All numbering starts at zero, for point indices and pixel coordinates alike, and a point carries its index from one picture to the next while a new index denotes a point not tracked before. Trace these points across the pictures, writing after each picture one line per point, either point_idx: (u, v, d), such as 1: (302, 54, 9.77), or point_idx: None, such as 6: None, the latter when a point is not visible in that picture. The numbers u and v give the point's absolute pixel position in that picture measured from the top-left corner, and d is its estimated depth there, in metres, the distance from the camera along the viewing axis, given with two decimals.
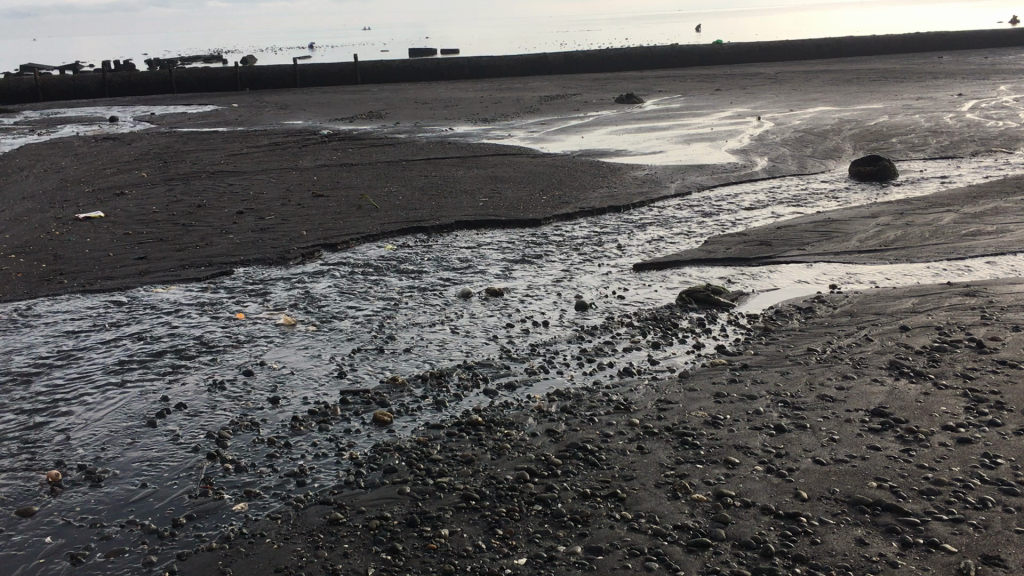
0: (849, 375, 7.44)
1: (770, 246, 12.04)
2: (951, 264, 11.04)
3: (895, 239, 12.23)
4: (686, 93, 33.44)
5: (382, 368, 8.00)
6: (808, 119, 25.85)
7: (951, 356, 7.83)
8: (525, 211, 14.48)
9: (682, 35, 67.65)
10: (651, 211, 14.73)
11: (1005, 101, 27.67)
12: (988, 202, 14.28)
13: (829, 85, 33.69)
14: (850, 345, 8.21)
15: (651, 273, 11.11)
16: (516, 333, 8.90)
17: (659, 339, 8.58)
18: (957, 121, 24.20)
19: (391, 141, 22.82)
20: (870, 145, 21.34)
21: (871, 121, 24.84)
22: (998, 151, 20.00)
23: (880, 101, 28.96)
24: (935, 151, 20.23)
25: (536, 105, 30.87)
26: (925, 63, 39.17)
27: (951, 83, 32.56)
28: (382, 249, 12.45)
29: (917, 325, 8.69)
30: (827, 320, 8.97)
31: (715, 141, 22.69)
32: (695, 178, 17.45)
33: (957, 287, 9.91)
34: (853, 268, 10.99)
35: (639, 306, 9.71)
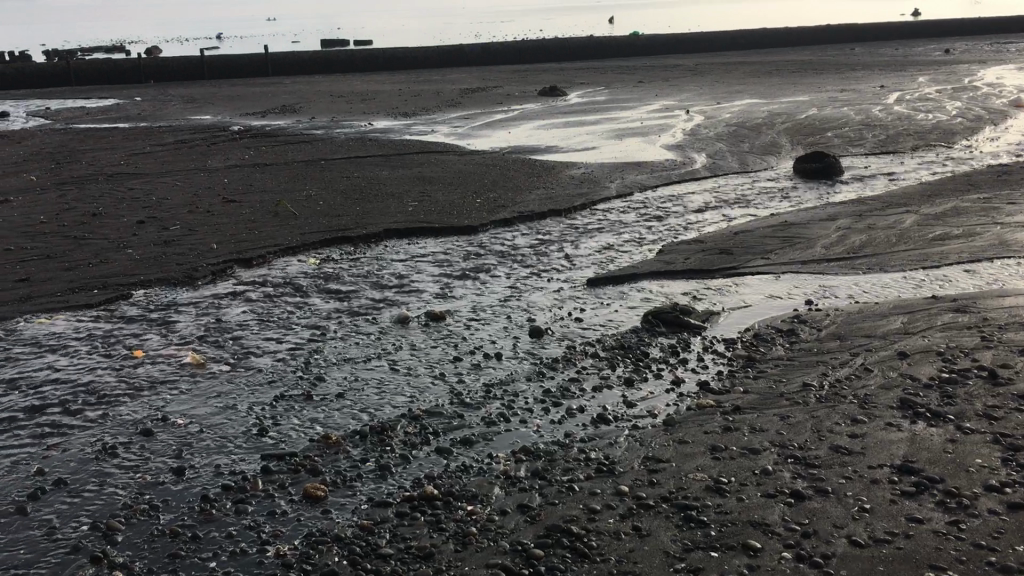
0: (859, 418, 6.44)
1: (731, 255, 11.06)
2: (927, 273, 10.20)
3: (862, 245, 11.38)
4: (609, 85, 32.54)
5: (311, 420, 6.66)
6: (737, 112, 25.15)
7: (965, 389, 6.90)
8: (459, 217, 13.23)
9: (593, 26, 66.81)
10: (597, 216, 13.62)
11: (928, 91, 27.49)
12: (945, 202, 13.60)
13: (752, 76, 33.24)
14: (848, 377, 7.23)
15: (606, 289, 10.01)
16: (466, 370, 7.68)
17: (632, 374, 7.45)
18: (887, 113, 23.74)
19: (307, 137, 21.27)
20: (807, 140, 20.66)
21: (801, 114, 24.28)
22: (936, 144, 19.53)
23: (805, 93, 28.50)
24: (874, 145, 19.66)
25: (457, 98, 29.55)
26: (840, 54, 39.13)
27: (871, 74, 32.38)
28: (303, 263, 11.06)
29: (916, 351, 7.76)
30: (814, 345, 7.99)
31: (648, 136, 21.74)
32: (636, 177, 16.42)
33: (945, 301, 9.07)
34: (826, 280, 10.08)
35: (601, 331, 8.58)
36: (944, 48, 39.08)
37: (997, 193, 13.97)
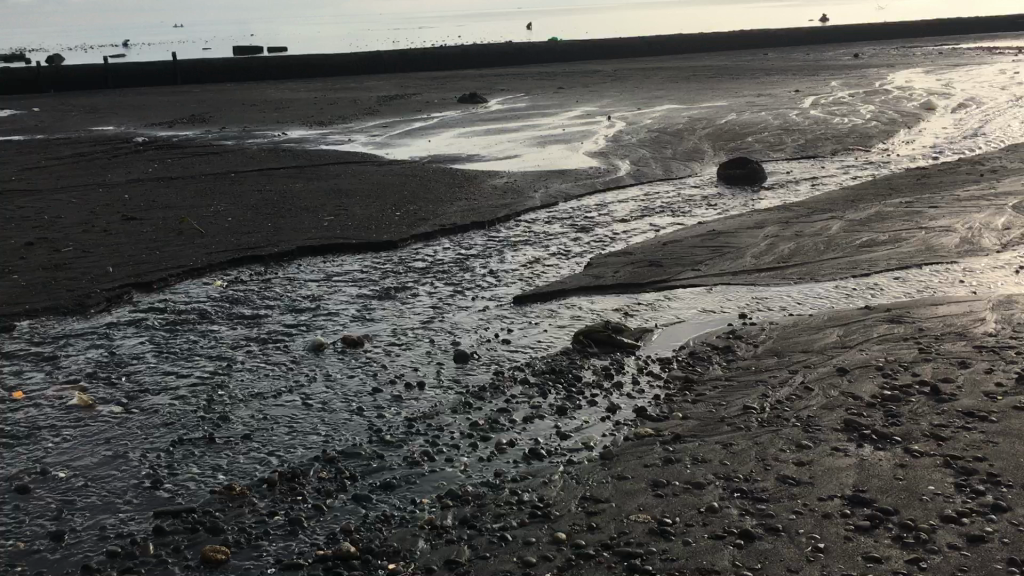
0: (805, 443, 6.09)
1: (660, 267, 10.72)
2: (858, 282, 10.00)
3: (791, 254, 11.16)
4: (529, 91, 32.20)
5: (213, 468, 6.05)
6: (658, 117, 25.02)
7: (910, 407, 6.61)
8: (377, 232, 12.63)
9: (509, 32, 66.48)
10: (521, 228, 13.17)
11: (842, 95, 27.82)
12: (869, 207, 13.51)
13: (670, 82, 33.31)
14: (789, 399, 6.89)
15: (534, 306, 9.55)
16: (386, 403, 7.12)
17: (564, 401, 7.00)
18: (804, 118, 23.86)
19: (217, 149, 20.37)
20: (728, 145, 20.57)
21: (721, 119, 24.26)
22: (855, 148, 19.62)
23: (723, 98, 28.59)
24: (794, 150, 19.67)
25: (374, 106, 28.84)
26: (754, 59, 39.54)
27: (786, 79, 32.69)
28: (210, 286, 10.34)
29: (856, 366, 7.48)
30: (752, 363, 7.65)
31: (569, 143, 21.41)
32: (559, 186, 16.03)
33: (880, 311, 8.84)
34: (759, 292, 9.79)
35: (530, 353, 8.11)
36: (852, 53, 39.79)
37: (918, 197, 13.96)
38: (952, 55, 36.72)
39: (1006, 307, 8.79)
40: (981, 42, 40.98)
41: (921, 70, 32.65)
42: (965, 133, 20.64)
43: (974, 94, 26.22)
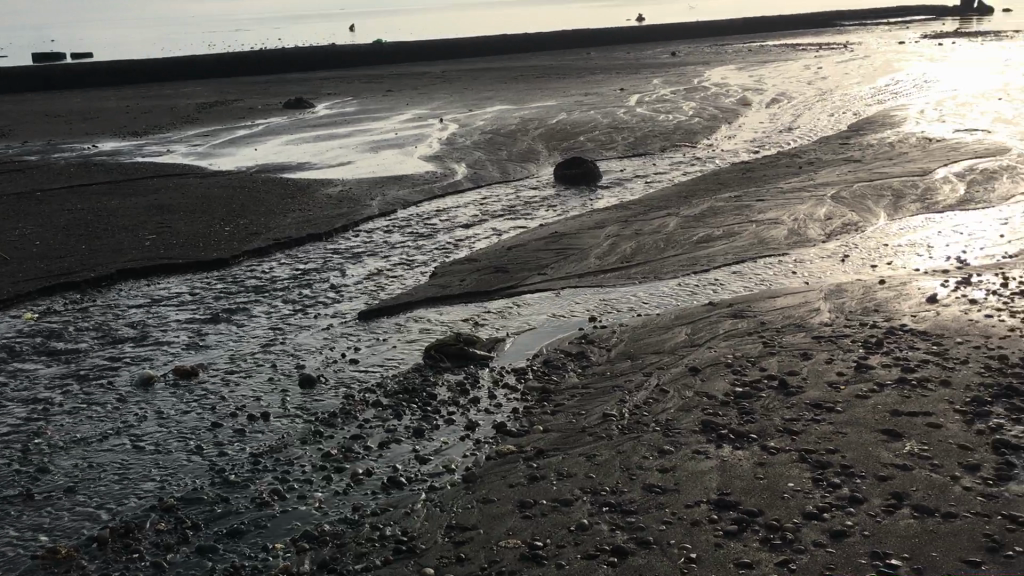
0: (666, 449, 6.06)
1: (506, 272, 10.59)
2: (698, 279, 10.20)
3: (633, 253, 11.29)
4: (357, 94, 31.56)
5: (33, 530, 5.42)
6: (490, 119, 25.03)
7: (763, 403, 6.72)
8: (206, 249, 11.91)
9: (333, 35, 65.19)
10: (360, 238, 12.75)
11: (665, 92, 28.73)
12: (701, 202, 13.89)
13: (499, 82, 33.47)
14: (646, 403, 6.87)
15: (380, 321, 9.20)
16: (228, 438, 6.62)
17: (420, 422, 6.71)
18: (631, 116, 24.45)
19: (20, 165, 18.80)
20: (561, 145, 20.77)
21: (552, 118, 24.52)
22: (682, 145, 20.24)
23: (552, 97, 28.94)
24: (625, 148, 20.08)
25: (195, 114, 27.49)
26: (579, 58, 40.33)
27: (610, 77, 33.49)
28: (20, 320, 9.41)
29: (707, 365, 7.57)
30: (606, 368, 7.61)
31: (403, 147, 21.06)
32: (396, 193, 15.67)
33: (723, 307, 9.03)
34: (606, 293, 9.82)
35: (380, 372, 7.77)
36: (670, 52, 41.25)
37: (745, 191, 14.48)
38: (761, 52, 38.64)
39: (837, 295, 9.16)
40: (785, 39, 43.42)
41: (734, 67, 34.19)
42: (780, 127, 21.69)
43: (784, 89, 27.65)
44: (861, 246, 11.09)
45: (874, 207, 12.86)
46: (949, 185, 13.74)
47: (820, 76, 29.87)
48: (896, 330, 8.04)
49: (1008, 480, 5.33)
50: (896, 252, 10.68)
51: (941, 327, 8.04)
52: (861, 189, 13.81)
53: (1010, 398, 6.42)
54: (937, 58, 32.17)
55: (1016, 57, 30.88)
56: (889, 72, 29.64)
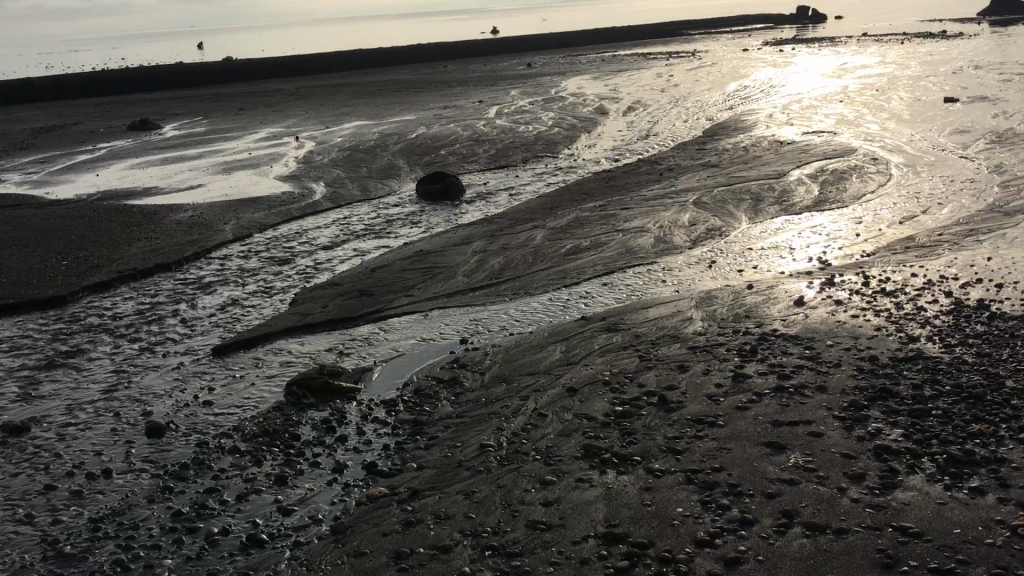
0: (549, 479, 5.73)
1: (371, 295, 10.08)
2: (569, 292, 9.97)
3: (501, 268, 10.98)
4: (207, 114, 30.24)
5: None
6: (347, 135, 24.36)
7: (643, 422, 6.49)
8: (41, 287, 10.91)
9: (180, 53, 62.72)
10: (213, 266, 11.97)
11: (524, 103, 28.72)
12: (567, 213, 13.73)
13: (356, 97, 32.78)
14: (525, 430, 6.53)
15: (236, 357, 8.54)
16: (64, 502, 5.89)
17: (283, 467, 6.15)
18: (491, 128, 24.26)
19: None
20: (422, 160, 20.34)
21: (411, 132, 24.07)
22: (544, 155, 20.14)
23: (410, 111, 28.48)
24: (487, 161, 19.83)
25: (29, 140, 25.67)
26: (437, 71, 40.05)
27: (468, 89, 33.30)
28: None
29: (584, 384, 7.29)
30: (481, 395, 7.23)
31: (258, 168, 20.16)
32: (251, 216, 14.89)
33: (596, 321, 8.81)
34: (476, 313, 9.45)
35: (238, 414, 7.15)
36: (526, 63, 41.45)
37: (609, 199, 14.42)
38: (614, 62, 39.31)
39: (708, 303, 9.09)
40: (637, 49, 44.38)
41: (590, 76, 34.57)
42: (638, 134, 21.92)
43: (639, 97, 28.11)
44: (726, 250, 11.13)
45: (735, 211, 13.00)
46: (803, 186, 14.07)
47: (672, 83, 30.54)
48: (768, 335, 8.00)
49: (894, 489, 5.25)
50: (761, 255, 10.76)
51: (811, 330, 8.05)
52: (722, 194, 13.96)
53: (885, 400, 6.41)
54: (779, 64, 33.46)
55: (851, 61, 32.47)
56: (737, 78, 30.60)
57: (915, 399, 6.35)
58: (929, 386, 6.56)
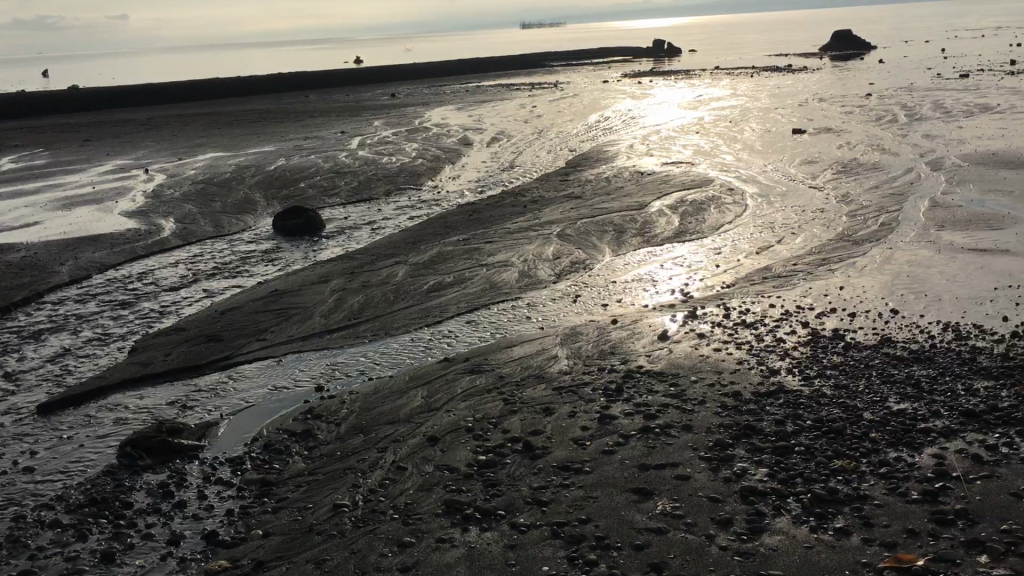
0: (407, 540, 5.35)
1: (220, 341, 9.46)
2: (432, 332, 9.62)
3: (361, 308, 10.54)
4: (49, 145, 28.52)
5: None
6: (202, 167, 23.36)
7: (508, 470, 6.19)
8: None
9: (22, 81, 59.39)
10: (46, 312, 11.05)
11: (387, 134, 28.32)
12: (429, 247, 13.39)
13: (211, 127, 31.64)
14: (382, 486, 6.13)
15: (66, 414, 7.80)
16: None
17: (110, 542, 5.54)
18: (353, 159, 23.74)
19: None
20: (280, 193, 19.63)
21: (270, 164, 23.28)
22: (407, 187, 19.79)
23: (269, 142, 27.63)
24: (349, 193, 19.32)
25: None
26: (298, 101, 39.21)
27: (330, 120, 32.66)
28: None
29: (446, 432, 6.95)
30: (336, 449, 6.78)
31: (102, 203, 19.01)
32: (92, 255, 13.92)
33: (459, 362, 8.49)
34: (333, 357, 8.98)
35: (63, 481, 6.46)
36: (389, 93, 41.06)
37: (473, 233, 14.18)
38: (477, 92, 39.40)
39: (573, 339, 8.92)
40: (500, 80, 44.69)
41: (453, 107, 34.47)
42: (502, 165, 21.86)
43: (503, 128, 28.19)
44: (590, 284, 11.04)
45: (598, 243, 12.97)
46: (664, 217, 14.21)
47: (535, 115, 30.79)
48: (633, 373, 7.86)
49: (762, 533, 5.11)
50: (624, 288, 10.71)
51: (675, 366, 7.96)
52: (585, 226, 13.94)
53: (750, 438, 6.32)
54: (638, 96, 34.25)
55: (705, 93, 33.53)
56: (598, 109, 31.10)
57: (779, 436, 6.28)
58: (791, 421, 6.52)
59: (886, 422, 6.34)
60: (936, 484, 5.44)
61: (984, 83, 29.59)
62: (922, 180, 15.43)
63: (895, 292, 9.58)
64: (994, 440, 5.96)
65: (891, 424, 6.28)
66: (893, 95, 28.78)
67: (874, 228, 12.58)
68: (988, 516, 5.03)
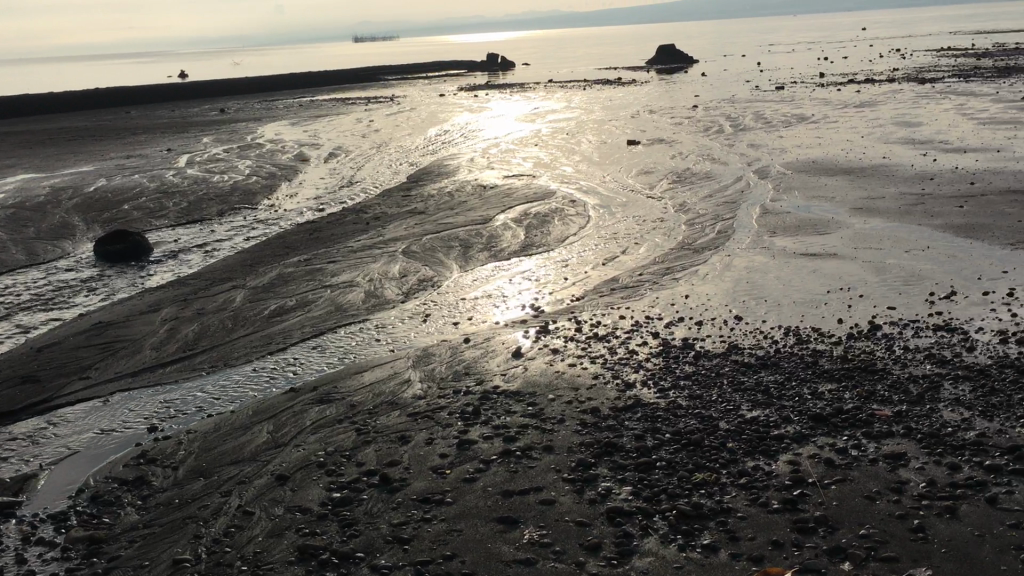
0: None
1: (37, 382, 8.62)
2: (275, 361, 9.12)
3: (196, 338, 9.89)
4: None
5: None
6: (11, 190, 21.61)
7: (365, 507, 5.85)
8: None
9: None
10: None
11: (217, 151, 27.15)
12: (269, 270, 12.79)
13: (21, 147, 29.42)
14: (228, 535, 5.65)
15: None
16: None
17: None
18: (181, 178, 22.57)
19: None
20: (101, 216, 18.36)
21: (89, 185, 21.81)
22: (242, 207, 18.96)
23: (87, 162, 25.93)
24: (178, 214, 18.30)
25: None
26: (118, 117, 37.09)
27: (155, 137, 31.03)
28: None
29: (295, 470, 6.52)
30: (174, 496, 6.24)
31: None
32: None
33: (307, 392, 8.04)
34: (168, 393, 8.34)
35: None
36: (218, 108, 39.49)
37: (314, 253, 13.66)
38: (311, 107, 38.46)
39: (425, 361, 8.64)
40: (334, 94, 43.84)
41: (287, 122, 33.49)
42: (341, 182, 21.31)
43: (340, 143, 27.57)
44: (439, 302, 10.80)
45: (445, 259, 12.74)
46: (509, 231, 14.14)
47: (372, 129, 30.31)
48: (489, 393, 7.66)
49: (631, 556, 5.00)
50: (474, 305, 10.52)
51: (531, 384, 7.82)
52: (430, 242, 13.68)
53: (611, 456, 6.23)
54: (475, 109, 34.32)
55: (540, 106, 34.00)
56: (435, 123, 30.95)
57: (640, 451, 6.22)
58: (650, 435, 6.47)
59: (741, 430, 6.39)
60: (794, 492, 5.49)
61: (799, 95, 31.34)
62: (752, 188, 16.06)
63: (737, 299, 9.81)
64: (843, 443, 6.09)
65: (746, 433, 6.33)
66: (717, 106, 30.04)
67: (712, 236, 12.93)
68: (846, 522, 5.10)
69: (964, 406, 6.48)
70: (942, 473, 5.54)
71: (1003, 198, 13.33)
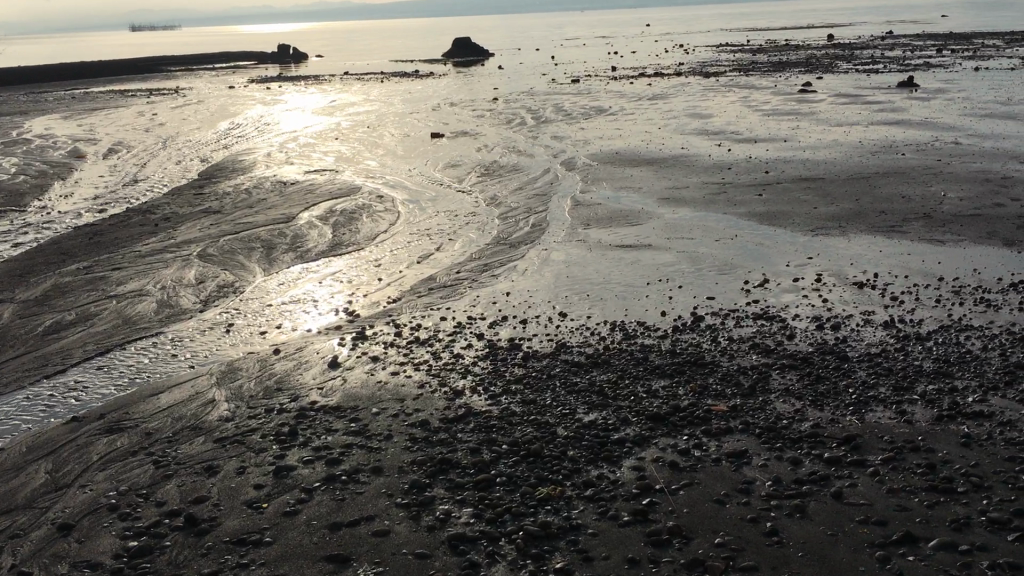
0: None
1: None
2: (52, 386, 7.97)
3: None
4: None
5: None
6: None
7: (170, 556, 5.06)
8: None
9: None
10: None
11: None
12: (42, 280, 11.36)
13: None
14: None
15: None
16: None
17: None
18: None
19: None
20: None
21: None
22: (8, 209, 16.97)
23: None
24: None
25: None
26: None
27: None
28: None
29: (82, 516, 5.60)
30: None
31: None
32: None
33: (92, 421, 7.03)
34: None
35: None
36: None
37: (97, 259, 12.30)
38: (86, 99, 35.45)
39: (231, 378, 7.81)
40: (111, 86, 40.68)
41: (58, 116, 30.63)
42: (124, 179, 19.61)
43: (121, 138, 25.47)
44: (241, 310, 9.91)
45: (246, 262, 11.80)
46: (315, 230, 13.33)
47: (157, 123, 28.29)
48: (306, 411, 6.96)
49: None
50: (282, 312, 9.72)
51: (352, 398, 7.19)
52: (228, 244, 12.66)
53: (447, 475, 5.74)
54: (268, 102, 32.77)
55: (338, 99, 32.92)
56: (226, 116, 29.30)
57: (477, 467, 5.77)
58: (487, 448, 6.04)
59: (581, 436, 6.07)
60: (642, 501, 5.21)
61: (594, 88, 32.02)
62: (560, 180, 16.04)
63: (560, 295, 9.57)
64: (684, 444, 5.91)
65: (586, 439, 6.02)
66: (517, 98, 30.19)
67: (527, 229, 12.71)
68: (700, 531, 4.87)
69: (795, 396, 6.47)
70: (785, 469, 5.45)
71: (797, 186, 13.93)
